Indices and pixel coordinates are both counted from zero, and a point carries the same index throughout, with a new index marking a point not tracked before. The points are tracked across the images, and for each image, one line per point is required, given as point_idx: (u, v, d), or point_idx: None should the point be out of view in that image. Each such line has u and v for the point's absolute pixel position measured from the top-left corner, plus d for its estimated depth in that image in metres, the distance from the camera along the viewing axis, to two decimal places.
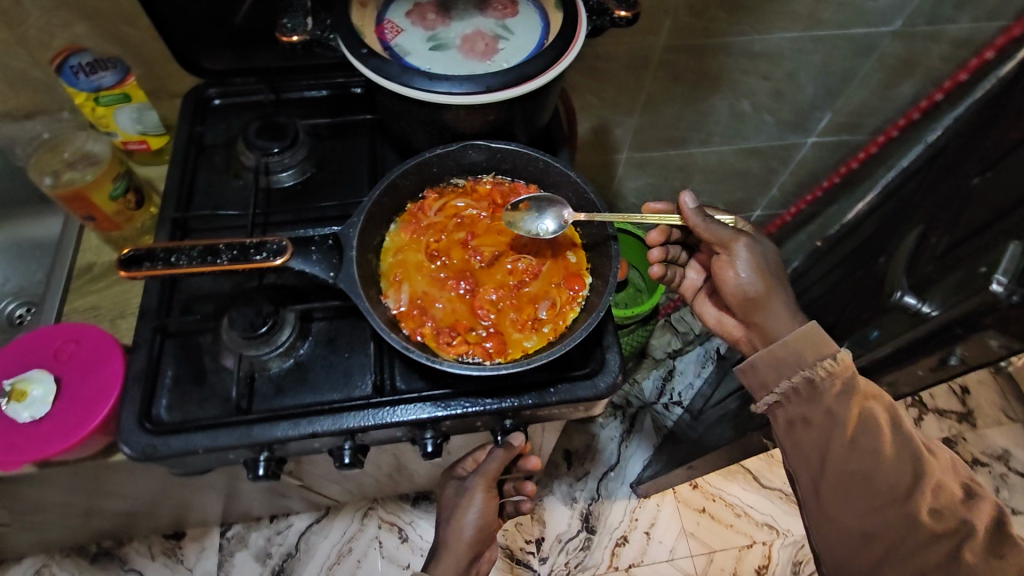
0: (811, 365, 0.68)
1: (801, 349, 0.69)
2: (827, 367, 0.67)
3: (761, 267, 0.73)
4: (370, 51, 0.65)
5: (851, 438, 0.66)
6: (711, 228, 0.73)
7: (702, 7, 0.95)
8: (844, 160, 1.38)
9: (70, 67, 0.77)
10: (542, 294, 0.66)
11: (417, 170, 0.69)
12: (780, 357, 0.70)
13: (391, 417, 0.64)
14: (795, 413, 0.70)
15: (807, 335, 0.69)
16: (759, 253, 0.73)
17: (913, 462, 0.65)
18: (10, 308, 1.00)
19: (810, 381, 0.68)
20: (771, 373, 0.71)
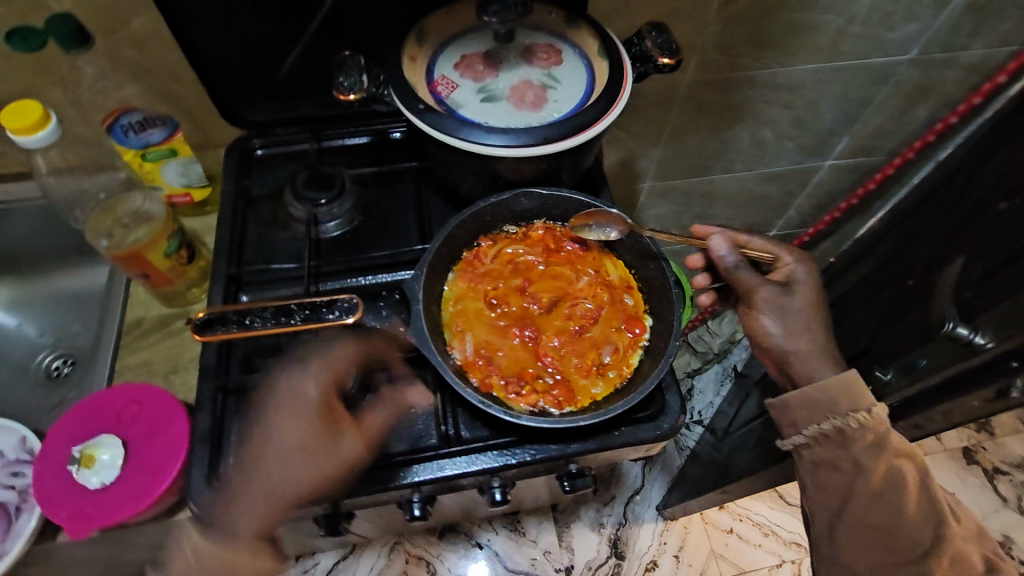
0: (844, 413, 0.67)
1: (833, 396, 0.68)
2: (859, 419, 0.66)
3: (789, 314, 0.73)
4: (427, 106, 0.66)
5: (877, 491, 0.67)
6: (739, 275, 0.74)
7: (728, 44, 0.98)
8: (860, 181, 1.41)
9: (121, 126, 0.78)
10: (603, 339, 0.69)
11: (472, 219, 0.71)
12: (812, 399, 0.69)
13: (459, 468, 0.64)
14: (820, 456, 0.69)
15: (841, 383, 0.68)
16: (785, 300, 0.73)
17: (935, 525, 0.68)
18: (48, 361, 1.01)
19: (841, 429, 0.67)
20: (802, 413, 0.70)
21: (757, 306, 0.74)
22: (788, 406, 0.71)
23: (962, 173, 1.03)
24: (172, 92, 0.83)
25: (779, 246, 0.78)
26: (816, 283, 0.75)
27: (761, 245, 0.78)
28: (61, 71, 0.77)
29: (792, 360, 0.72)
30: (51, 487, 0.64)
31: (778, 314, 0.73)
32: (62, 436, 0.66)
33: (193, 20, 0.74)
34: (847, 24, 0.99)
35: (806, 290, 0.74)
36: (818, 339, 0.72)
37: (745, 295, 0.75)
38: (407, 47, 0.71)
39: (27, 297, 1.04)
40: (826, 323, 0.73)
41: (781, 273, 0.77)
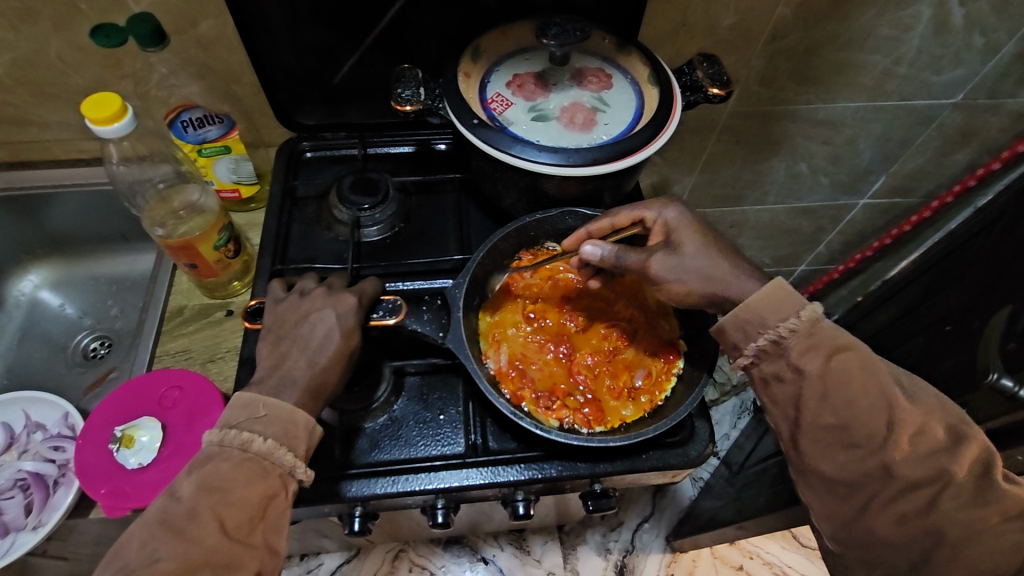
0: (775, 326, 0.57)
1: (764, 313, 0.57)
2: (792, 327, 0.56)
3: (688, 269, 0.62)
4: (480, 121, 0.68)
5: (823, 391, 0.54)
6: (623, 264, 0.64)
7: (772, 77, 0.99)
8: (894, 222, 1.40)
9: (181, 122, 0.81)
10: (636, 361, 0.72)
11: (517, 234, 0.74)
12: (748, 325, 0.58)
13: (486, 477, 0.65)
14: (767, 373, 0.58)
15: (765, 295, 0.57)
16: (677, 257, 0.62)
17: (886, 407, 0.53)
18: (86, 342, 1.03)
19: (778, 342, 0.57)
20: (738, 334, 0.59)
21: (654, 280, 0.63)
22: (726, 333, 0.60)
23: (1005, 219, 1.02)
24: (232, 92, 0.86)
25: (630, 209, 0.67)
26: (687, 218, 0.65)
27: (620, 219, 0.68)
28: (132, 66, 0.81)
29: (726, 287, 0.61)
30: (91, 464, 0.66)
31: (680, 274, 0.62)
32: (104, 416, 0.69)
33: (260, 27, 0.78)
34: (893, 65, 0.99)
35: (687, 234, 0.63)
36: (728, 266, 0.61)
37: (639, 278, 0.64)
38: (462, 63, 0.73)
39: (70, 278, 1.07)
40: (722, 246, 0.63)
41: (656, 232, 0.66)
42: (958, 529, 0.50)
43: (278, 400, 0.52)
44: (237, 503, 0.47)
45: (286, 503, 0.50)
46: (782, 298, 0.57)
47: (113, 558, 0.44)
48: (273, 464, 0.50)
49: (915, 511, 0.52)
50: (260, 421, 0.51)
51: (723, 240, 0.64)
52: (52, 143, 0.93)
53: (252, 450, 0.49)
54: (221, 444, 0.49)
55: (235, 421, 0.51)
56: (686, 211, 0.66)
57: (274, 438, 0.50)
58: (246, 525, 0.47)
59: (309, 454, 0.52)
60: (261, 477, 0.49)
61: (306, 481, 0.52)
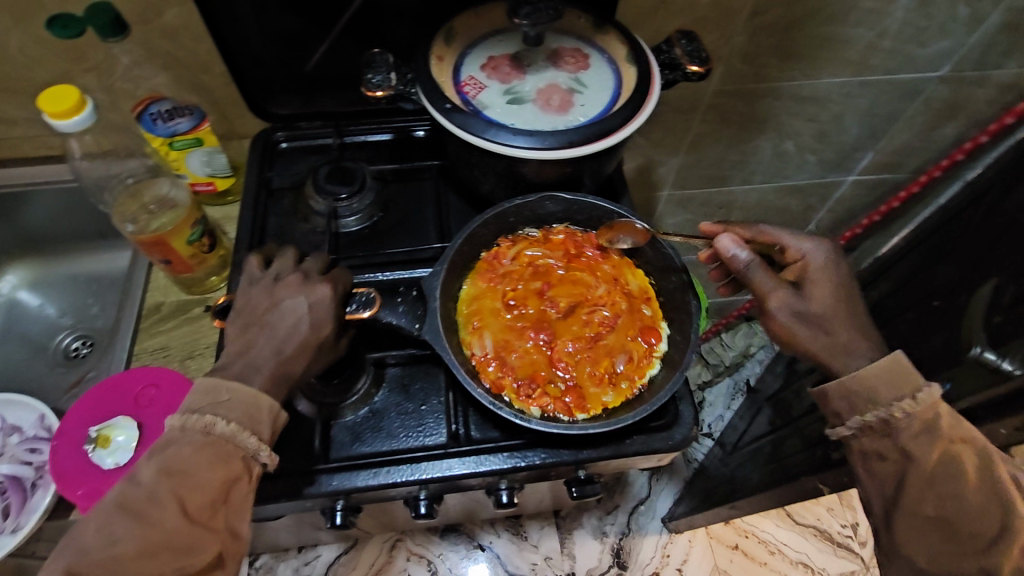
0: (888, 403, 0.56)
1: (876, 389, 0.57)
2: (906, 410, 0.55)
3: (813, 314, 0.61)
4: (453, 105, 0.67)
5: (929, 479, 0.54)
6: (753, 274, 0.63)
7: (755, 54, 0.97)
8: (884, 199, 1.38)
9: (149, 115, 0.79)
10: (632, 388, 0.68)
11: (495, 221, 0.74)
12: (855, 401, 0.58)
13: (468, 468, 0.64)
14: (868, 448, 0.58)
15: (886, 367, 0.57)
16: (805, 301, 0.62)
17: (1000, 509, 0.52)
18: (67, 342, 1.02)
19: (886, 421, 0.56)
20: (842, 401, 0.59)
21: (773, 304, 0.62)
22: (828, 398, 0.60)
23: (992, 193, 1.01)
24: (201, 82, 0.84)
25: (785, 233, 0.67)
26: (837, 268, 0.64)
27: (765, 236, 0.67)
28: (95, 57, 0.79)
29: (827, 350, 0.60)
30: (67, 464, 0.66)
31: (798, 316, 0.61)
32: (79, 416, 0.68)
33: (225, 16, 0.76)
34: (877, 38, 0.97)
35: (828, 284, 0.63)
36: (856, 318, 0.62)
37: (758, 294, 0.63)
38: (435, 46, 0.72)
39: (49, 278, 1.05)
40: (858, 314, 0.62)
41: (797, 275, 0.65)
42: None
43: (242, 384, 0.51)
44: (200, 486, 0.46)
45: (249, 486, 0.50)
46: (902, 374, 0.56)
47: (70, 542, 0.44)
48: (236, 448, 0.49)
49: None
50: (223, 406, 0.50)
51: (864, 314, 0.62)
52: (21, 140, 0.91)
53: (215, 434, 0.49)
54: (183, 428, 0.49)
55: (197, 405, 0.50)
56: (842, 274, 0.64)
57: (237, 421, 0.50)
58: (207, 508, 0.47)
59: (273, 439, 0.52)
60: (222, 460, 0.48)
61: (270, 464, 0.51)
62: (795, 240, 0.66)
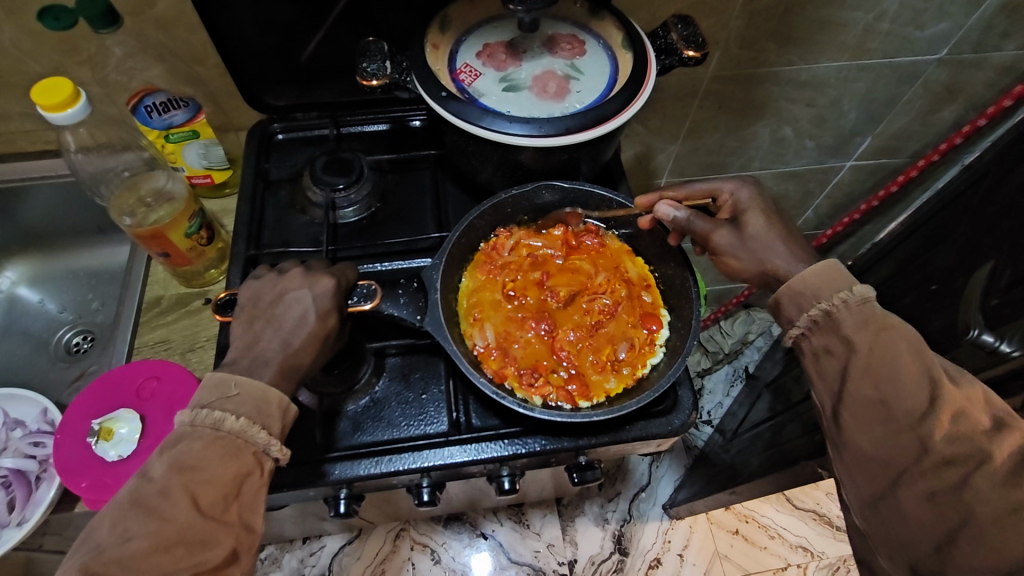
0: (827, 298, 0.57)
1: (816, 287, 0.58)
2: (845, 302, 0.56)
3: (752, 245, 0.63)
4: (449, 93, 0.66)
5: (867, 363, 0.54)
6: (694, 225, 0.66)
7: (752, 39, 0.96)
8: (882, 184, 1.38)
9: (144, 107, 0.79)
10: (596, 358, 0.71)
11: (492, 212, 0.74)
12: (800, 302, 0.58)
13: (470, 455, 0.64)
14: (817, 346, 0.57)
15: (822, 269, 0.58)
16: (742, 232, 0.64)
17: (929, 384, 0.52)
18: (68, 337, 1.02)
19: (829, 316, 0.56)
20: (792, 309, 0.59)
21: (721, 243, 0.64)
22: (781, 308, 0.60)
23: (990, 176, 1.00)
24: (196, 74, 0.83)
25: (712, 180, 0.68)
26: (761, 193, 0.66)
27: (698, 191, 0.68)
28: (90, 50, 0.78)
29: (777, 268, 0.61)
30: (71, 458, 0.66)
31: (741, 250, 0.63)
32: (81, 410, 0.68)
33: (220, 6, 0.75)
34: (876, 21, 0.97)
35: (759, 212, 0.64)
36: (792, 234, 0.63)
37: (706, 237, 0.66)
38: (430, 34, 0.71)
39: (48, 274, 1.05)
40: (788, 230, 0.64)
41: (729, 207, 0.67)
42: (988, 508, 0.48)
43: (250, 379, 0.51)
44: (211, 480, 0.46)
45: (261, 481, 0.49)
46: (836, 274, 0.58)
47: (84, 540, 0.44)
48: (247, 443, 0.49)
49: (945, 488, 0.50)
50: (232, 401, 0.50)
51: (793, 227, 0.64)
52: (17, 135, 0.91)
53: (224, 430, 0.48)
54: (193, 424, 0.48)
55: (206, 400, 0.50)
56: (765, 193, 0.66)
57: (247, 417, 0.49)
58: (220, 503, 0.46)
59: (284, 433, 0.51)
60: (234, 455, 0.48)
61: (281, 459, 0.51)
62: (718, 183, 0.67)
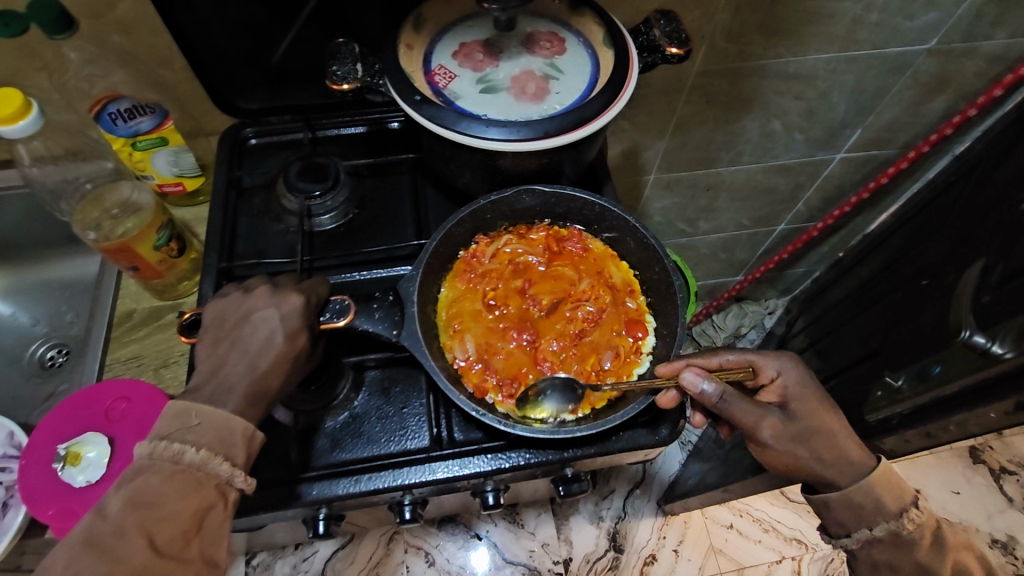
0: (893, 515, 0.63)
1: (881, 498, 0.63)
2: (914, 518, 0.63)
3: (801, 437, 0.63)
4: (423, 97, 0.64)
5: (921, 559, 0.62)
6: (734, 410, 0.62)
7: (738, 32, 0.94)
8: (872, 175, 1.35)
9: (108, 114, 0.76)
10: (540, 386, 0.66)
11: (471, 218, 0.71)
12: (860, 512, 0.64)
13: (452, 471, 0.63)
14: (878, 558, 0.65)
15: (882, 478, 0.64)
16: (792, 425, 0.63)
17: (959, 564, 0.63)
18: (42, 351, 0.99)
19: (896, 532, 0.63)
20: (846, 514, 0.65)
21: (766, 435, 0.63)
22: (833, 509, 0.66)
23: (980, 168, 0.98)
24: (160, 78, 0.80)
25: (753, 354, 0.67)
26: (807, 377, 0.66)
27: (735, 360, 0.67)
28: (47, 57, 0.75)
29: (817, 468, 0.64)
30: (37, 484, 0.64)
31: (791, 442, 0.63)
32: (48, 434, 0.66)
33: (182, 7, 0.71)
34: (864, 12, 0.94)
35: (805, 399, 0.65)
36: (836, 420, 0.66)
37: (747, 426, 0.64)
38: (403, 34, 0.68)
39: (19, 285, 1.02)
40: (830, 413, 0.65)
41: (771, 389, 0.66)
42: None
43: (213, 407, 0.49)
44: (171, 517, 0.44)
45: (225, 513, 0.47)
46: (894, 485, 0.64)
47: None
48: (209, 475, 0.47)
49: None
50: (193, 431, 0.48)
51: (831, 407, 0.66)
52: None
53: (184, 462, 0.46)
54: (151, 457, 0.46)
55: (166, 431, 0.47)
56: (808, 374, 0.67)
57: (208, 448, 0.47)
58: (180, 539, 0.44)
59: (248, 463, 0.50)
60: (194, 488, 0.46)
61: (246, 489, 0.49)
62: (763, 360, 0.66)
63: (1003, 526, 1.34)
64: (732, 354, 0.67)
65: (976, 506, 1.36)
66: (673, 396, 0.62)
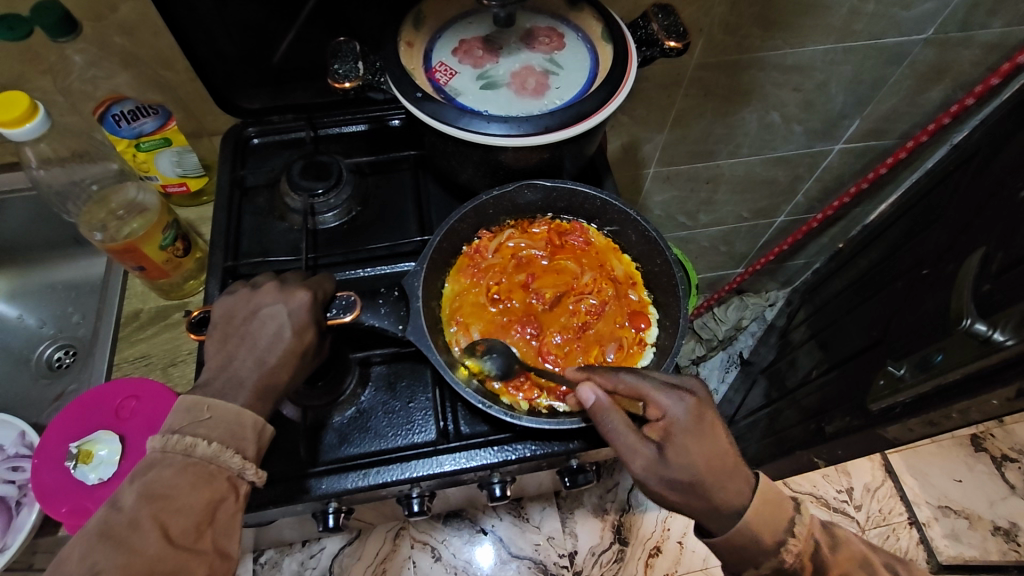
0: (774, 551, 0.59)
1: (759, 536, 0.58)
2: (791, 549, 0.60)
3: (678, 482, 0.57)
4: (424, 94, 0.64)
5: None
6: (608, 433, 0.58)
7: (736, 25, 0.94)
8: (871, 165, 1.36)
9: (112, 116, 0.77)
10: (488, 345, 0.68)
11: (474, 214, 0.72)
12: (743, 554, 0.59)
13: (458, 463, 0.63)
14: None
15: (758, 514, 0.58)
16: (666, 469, 0.57)
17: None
18: (49, 352, 1.00)
19: (780, 566, 0.60)
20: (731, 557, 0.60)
21: (634, 470, 0.58)
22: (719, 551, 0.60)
23: (978, 157, 0.99)
24: (162, 79, 0.81)
25: (648, 384, 0.59)
26: (704, 419, 0.58)
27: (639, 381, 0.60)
28: (50, 59, 0.75)
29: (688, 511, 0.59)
30: (49, 483, 0.65)
31: (661, 486, 0.57)
32: (58, 434, 0.67)
33: (184, 7, 0.71)
34: (861, 2, 0.95)
35: (693, 446, 0.57)
36: (729, 461, 0.59)
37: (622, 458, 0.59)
38: (403, 32, 0.69)
39: (26, 288, 1.03)
40: (721, 460, 0.58)
41: (662, 426, 0.58)
42: None
43: (224, 402, 0.50)
44: (183, 510, 0.45)
45: (236, 506, 0.48)
46: (776, 514, 0.60)
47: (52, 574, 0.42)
48: (220, 468, 0.48)
49: None
50: (204, 425, 0.49)
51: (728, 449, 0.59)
52: None
53: (196, 455, 0.47)
54: (164, 451, 0.47)
55: (177, 425, 0.48)
56: (704, 415, 0.58)
57: (220, 441, 0.48)
58: (193, 531, 0.45)
59: (259, 455, 0.51)
60: (206, 481, 0.47)
61: (257, 482, 0.50)
62: (657, 392, 0.58)
63: (1006, 514, 1.35)
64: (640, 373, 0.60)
65: (978, 494, 1.37)
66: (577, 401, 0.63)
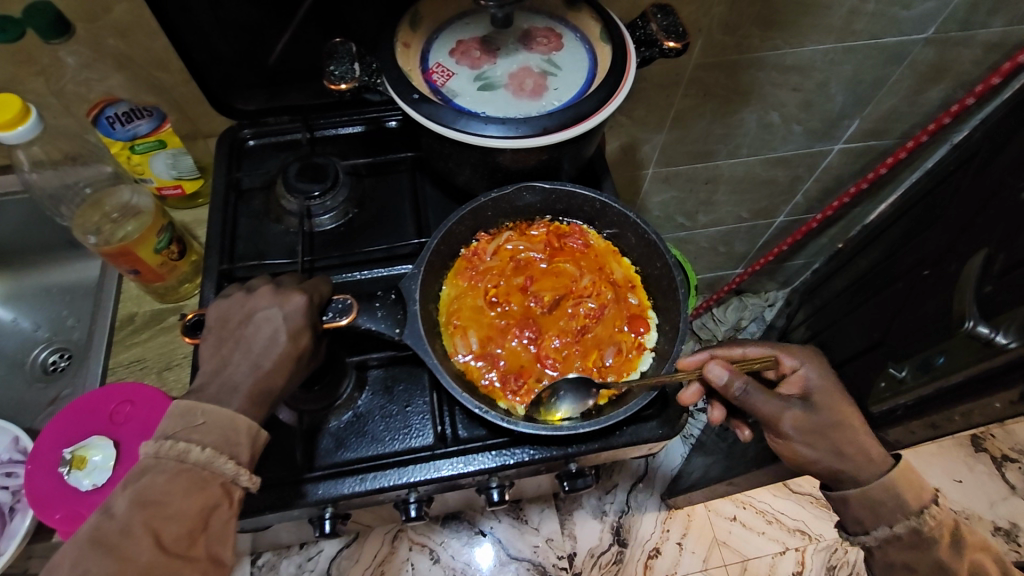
0: (916, 514, 0.65)
1: (903, 495, 0.66)
2: (933, 515, 0.66)
3: (820, 430, 0.66)
4: (421, 95, 0.63)
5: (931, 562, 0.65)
6: (752, 397, 0.64)
7: (736, 24, 0.93)
8: (871, 165, 1.35)
9: (106, 118, 0.76)
10: (551, 389, 0.66)
11: (472, 216, 0.71)
12: (875, 507, 0.66)
13: (456, 468, 0.63)
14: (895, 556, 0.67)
15: (901, 473, 0.66)
16: (812, 417, 0.66)
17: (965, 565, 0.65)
18: (44, 355, 0.99)
19: (915, 530, 0.65)
20: (864, 513, 0.67)
21: (788, 425, 0.65)
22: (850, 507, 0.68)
23: (979, 157, 0.98)
24: (157, 80, 0.80)
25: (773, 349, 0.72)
26: (827, 375, 0.70)
27: (757, 352, 0.73)
28: (43, 60, 0.74)
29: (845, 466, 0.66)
30: (43, 488, 0.65)
31: (814, 436, 0.66)
32: (52, 438, 0.67)
33: (177, 7, 0.71)
34: (861, 2, 0.94)
35: (825, 394, 0.68)
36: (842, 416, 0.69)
37: (768, 417, 0.66)
38: (400, 32, 0.68)
39: (20, 291, 1.02)
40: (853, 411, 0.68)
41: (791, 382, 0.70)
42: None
43: (218, 407, 0.49)
44: (176, 516, 0.44)
45: (230, 512, 0.48)
46: (911, 479, 0.67)
47: None
48: (214, 474, 0.47)
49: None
50: (197, 430, 0.48)
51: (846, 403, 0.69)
52: None
53: (190, 461, 0.46)
54: (157, 456, 0.46)
55: (170, 430, 0.48)
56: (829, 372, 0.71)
57: (213, 446, 0.48)
58: (185, 538, 0.44)
59: (253, 460, 0.50)
60: (199, 487, 0.46)
61: (252, 487, 0.49)
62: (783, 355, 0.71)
63: (1006, 514, 1.35)
64: (755, 347, 0.73)
65: (978, 494, 1.37)
66: (695, 391, 0.66)
